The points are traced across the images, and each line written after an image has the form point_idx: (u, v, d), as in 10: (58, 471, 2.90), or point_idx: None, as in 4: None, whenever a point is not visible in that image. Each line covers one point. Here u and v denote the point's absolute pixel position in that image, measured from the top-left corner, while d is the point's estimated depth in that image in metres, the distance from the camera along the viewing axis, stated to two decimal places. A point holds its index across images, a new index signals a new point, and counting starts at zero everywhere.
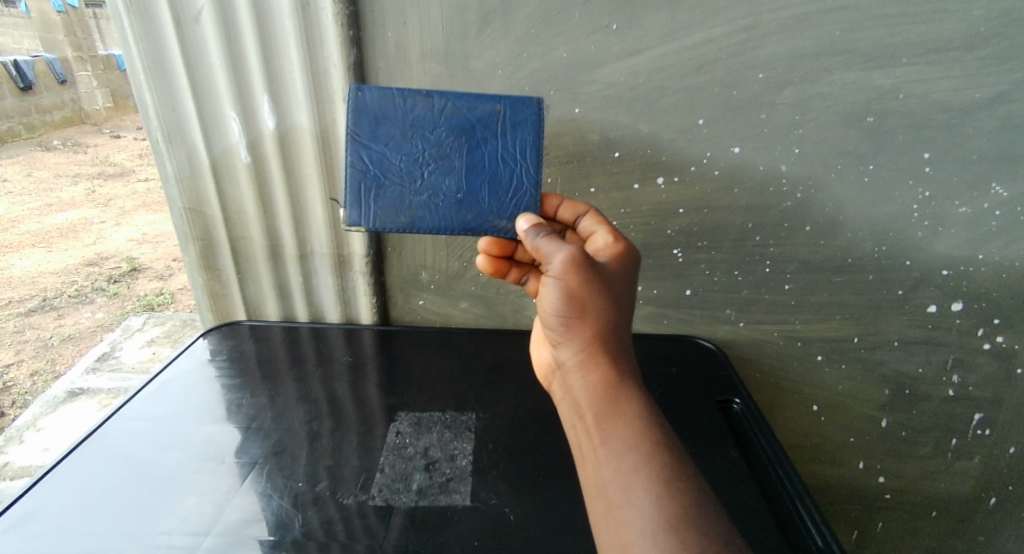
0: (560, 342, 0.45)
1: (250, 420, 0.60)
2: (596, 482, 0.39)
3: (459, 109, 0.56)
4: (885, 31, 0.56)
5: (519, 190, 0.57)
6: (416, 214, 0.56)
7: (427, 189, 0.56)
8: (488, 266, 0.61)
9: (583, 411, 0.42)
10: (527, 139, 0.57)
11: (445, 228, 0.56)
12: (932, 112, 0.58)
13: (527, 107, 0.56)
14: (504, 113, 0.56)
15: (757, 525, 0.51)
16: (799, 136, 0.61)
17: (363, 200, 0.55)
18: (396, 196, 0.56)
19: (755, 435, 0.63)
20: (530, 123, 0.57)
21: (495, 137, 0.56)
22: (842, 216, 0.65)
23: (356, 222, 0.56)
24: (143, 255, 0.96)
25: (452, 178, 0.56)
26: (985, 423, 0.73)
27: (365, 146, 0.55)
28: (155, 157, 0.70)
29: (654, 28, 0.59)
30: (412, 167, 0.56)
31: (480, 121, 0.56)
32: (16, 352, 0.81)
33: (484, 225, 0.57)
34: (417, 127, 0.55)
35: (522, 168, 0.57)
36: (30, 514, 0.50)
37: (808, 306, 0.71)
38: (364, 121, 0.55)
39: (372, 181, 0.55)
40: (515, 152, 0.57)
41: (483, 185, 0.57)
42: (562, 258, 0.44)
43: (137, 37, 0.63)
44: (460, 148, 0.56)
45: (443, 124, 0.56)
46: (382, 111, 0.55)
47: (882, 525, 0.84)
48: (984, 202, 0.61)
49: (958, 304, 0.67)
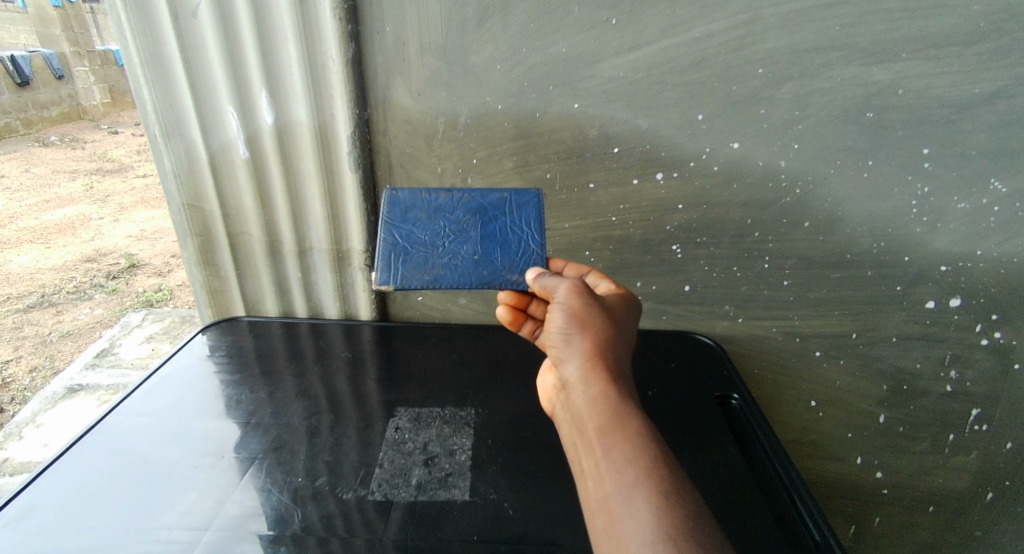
0: (562, 359, 0.44)
1: (249, 415, 0.61)
2: (597, 496, 0.36)
3: (473, 198, 0.60)
4: (885, 25, 0.55)
5: (525, 250, 0.58)
6: (439, 272, 0.56)
7: (447, 253, 0.58)
8: (506, 317, 0.58)
9: (584, 427, 0.39)
10: (532, 214, 0.60)
11: (465, 285, 0.56)
12: (932, 108, 0.58)
13: (528, 192, 0.61)
14: (510, 198, 0.60)
15: (754, 520, 0.52)
16: (800, 131, 0.61)
17: (391, 265, 0.57)
18: (421, 259, 0.57)
19: (753, 430, 0.63)
20: (534, 203, 0.60)
21: (504, 215, 0.60)
22: (842, 212, 0.65)
23: (385, 282, 0.56)
24: (141, 252, 1.09)
25: (471, 245, 0.58)
26: (983, 418, 0.72)
27: (395, 226, 0.59)
28: (153, 152, 0.70)
29: (653, 22, 0.58)
30: (435, 238, 0.58)
31: (491, 205, 0.60)
32: (15, 349, 0.83)
33: (499, 280, 0.57)
34: (439, 211, 0.60)
35: (527, 234, 0.59)
36: (30, 508, 0.50)
37: (807, 302, 0.71)
38: (396, 210, 0.59)
39: (402, 251, 0.57)
40: (523, 224, 0.59)
41: (496, 249, 0.58)
42: (565, 288, 0.47)
43: (134, 31, 0.62)
44: (476, 223, 0.59)
45: (461, 208, 0.60)
46: (412, 203, 0.60)
47: (880, 521, 0.84)
48: (982, 197, 0.61)
49: (957, 300, 0.66)
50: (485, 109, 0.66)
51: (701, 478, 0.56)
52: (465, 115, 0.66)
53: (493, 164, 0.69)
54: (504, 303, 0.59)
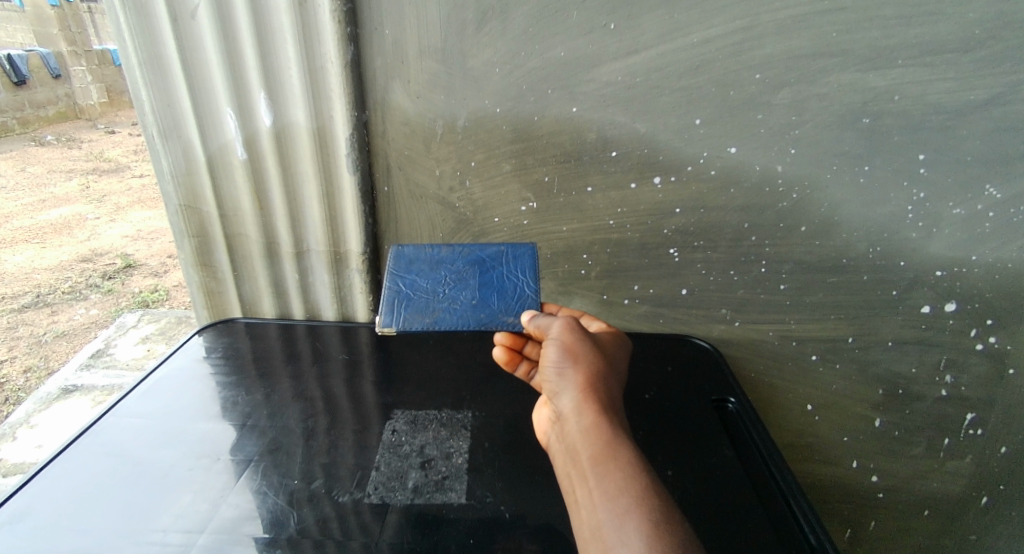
0: (557, 393, 0.44)
1: (245, 418, 0.60)
2: (591, 525, 0.36)
3: (472, 250, 0.63)
4: (881, 32, 0.56)
5: (520, 296, 0.60)
6: (439, 314, 0.59)
7: (447, 299, 0.60)
8: (503, 357, 0.55)
9: (577, 456, 0.40)
10: (527, 265, 0.62)
11: (463, 326, 0.58)
12: (928, 114, 0.58)
13: (524, 245, 0.63)
14: (506, 251, 0.63)
15: (750, 523, 0.52)
16: (796, 137, 0.62)
17: (394, 308, 0.59)
18: (422, 304, 0.59)
19: (749, 433, 0.63)
20: (529, 256, 0.62)
21: (501, 265, 0.62)
22: (838, 217, 0.65)
23: (388, 324, 0.58)
24: (138, 252, 1.10)
25: (469, 291, 0.60)
26: (977, 423, 0.73)
27: (399, 276, 0.61)
28: (151, 153, 0.70)
29: (651, 28, 0.59)
30: (436, 285, 0.61)
31: (489, 257, 0.62)
32: (9, 349, 0.85)
33: (495, 322, 0.59)
34: (441, 263, 0.62)
35: (522, 281, 0.61)
36: (24, 510, 0.49)
37: (803, 306, 0.72)
38: (401, 262, 0.62)
39: (405, 297, 0.60)
40: (518, 273, 0.61)
41: (493, 294, 0.60)
42: (559, 325, 0.49)
43: (132, 31, 0.62)
44: (474, 271, 0.62)
45: (461, 259, 0.62)
46: (416, 256, 0.63)
47: (875, 525, 0.84)
48: (977, 203, 0.61)
49: (952, 305, 0.67)
50: (483, 112, 0.66)
51: (697, 482, 0.56)
52: (463, 118, 0.66)
53: (491, 167, 0.69)
54: (499, 344, 0.56)
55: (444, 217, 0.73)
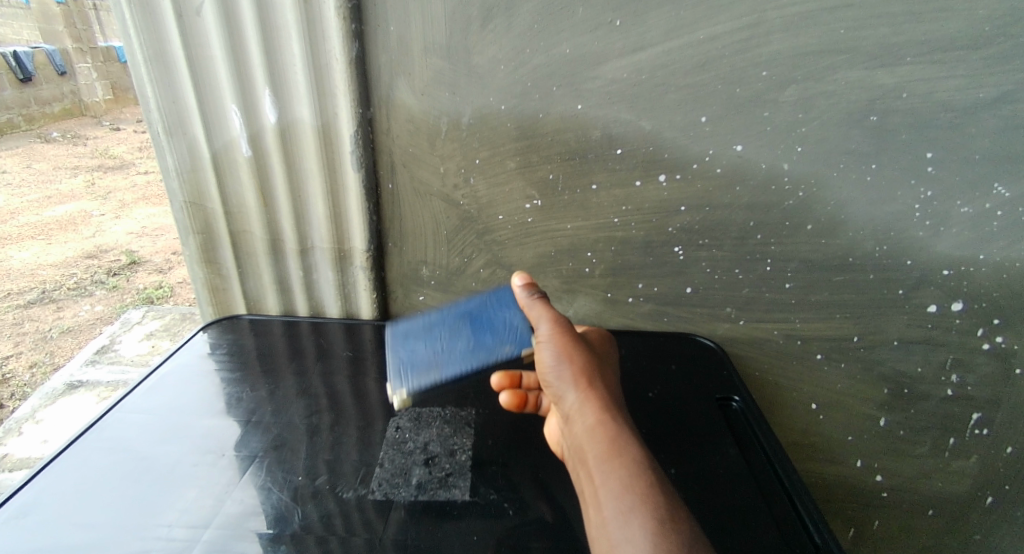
0: (559, 395, 0.45)
1: (249, 414, 0.61)
2: (598, 525, 0.36)
3: (458, 305, 0.61)
4: (889, 29, 0.55)
5: (517, 326, 0.55)
6: (441, 366, 0.55)
7: (444, 351, 0.56)
8: (510, 401, 0.56)
9: (582, 456, 0.40)
10: (513, 296, 0.59)
11: (467, 371, 0.53)
12: (935, 112, 0.58)
13: (506, 287, 0.61)
14: (490, 297, 0.61)
15: (754, 523, 0.51)
16: (803, 134, 0.61)
17: (394, 379, 0.55)
18: (422, 365, 0.56)
19: (753, 432, 0.63)
20: (513, 289, 0.60)
21: (489, 307, 0.59)
22: (844, 215, 0.65)
23: (391, 395, 0.54)
24: (142, 249, 1.12)
25: (463, 341, 0.57)
26: (983, 423, 0.72)
27: (394, 353, 0.59)
28: (156, 150, 0.70)
29: (657, 25, 0.58)
30: (431, 348, 0.58)
31: (474, 306, 0.60)
32: (15, 346, 0.85)
33: (498, 355, 0.53)
34: (432, 327, 0.60)
35: (513, 314, 0.57)
36: (30, 505, 0.49)
37: (809, 305, 0.71)
38: (395, 344, 0.60)
39: (403, 366, 0.56)
40: (508, 307, 0.58)
41: (488, 334, 0.56)
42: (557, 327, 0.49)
43: (137, 28, 0.62)
44: (465, 322, 0.59)
45: (451, 317, 0.60)
46: (409, 334, 0.61)
47: (879, 524, 0.84)
48: (986, 202, 0.60)
49: (958, 304, 0.66)
50: (488, 109, 0.65)
51: (700, 481, 0.56)
52: (468, 115, 0.66)
53: (496, 164, 0.69)
54: (502, 386, 0.58)
55: (448, 214, 0.73)
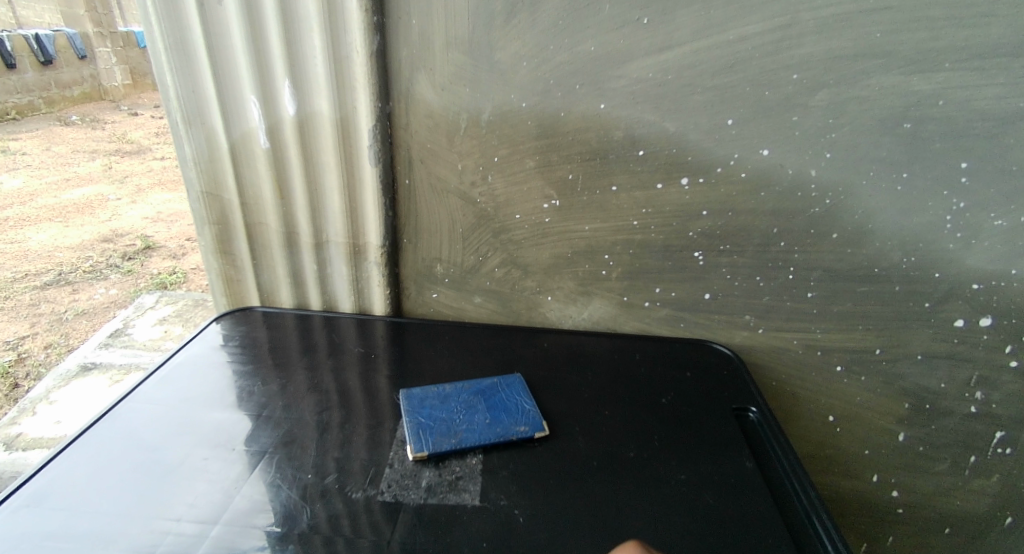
0: None
1: (260, 408, 0.60)
2: None
3: (470, 383, 0.65)
4: (929, 34, 0.53)
5: (527, 410, 0.62)
6: (463, 435, 0.57)
7: (463, 421, 0.59)
8: None
9: None
10: (521, 385, 0.66)
11: (488, 444, 0.57)
12: (973, 120, 0.56)
13: (513, 374, 0.67)
14: (500, 381, 0.66)
15: (770, 537, 0.50)
16: (832, 140, 0.59)
17: (420, 436, 0.57)
18: (444, 428, 0.58)
19: (769, 445, 0.62)
20: (521, 379, 0.67)
21: (499, 390, 0.64)
22: (873, 225, 0.63)
23: (420, 448, 0.55)
24: (156, 234, 1.12)
25: (480, 415, 0.61)
26: (1006, 441, 0.70)
27: (413, 414, 0.60)
28: (175, 139, 0.70)
29: (686, 24, 0.57)
30: (450, 414, 0.60)
31: (486, 387, 0.65)
32: (31, 326, 0.88)
33: (514, 435, 0.58)
34: (447, 398, 0.63)
35: (523, 399, 0.63)
36: (43, 491, 0.50)
37: (831, 315, 0.69)
38: (412, 402, 0.62)
39: (426, 426, 0.58)
40: (517, 394, 0.64)
41: (502, 413, 0.61)
42: None
43: (159, 16, 0.62)
44: (479, 399, 0.63)
45: (465, 392, 0.64)
46: (425, 398, 0.63)
47: (893, 539, 0.82)
48: (1021, 215, 0.58)
49: (987, 320, 0.64)
50: (509, 107, 0.64)
51: (713, 489, 0.55)
52: (488, 112, 0.65)
53: (515, 163, 0.68)
54: None
55: (464, 212, 0.72)
